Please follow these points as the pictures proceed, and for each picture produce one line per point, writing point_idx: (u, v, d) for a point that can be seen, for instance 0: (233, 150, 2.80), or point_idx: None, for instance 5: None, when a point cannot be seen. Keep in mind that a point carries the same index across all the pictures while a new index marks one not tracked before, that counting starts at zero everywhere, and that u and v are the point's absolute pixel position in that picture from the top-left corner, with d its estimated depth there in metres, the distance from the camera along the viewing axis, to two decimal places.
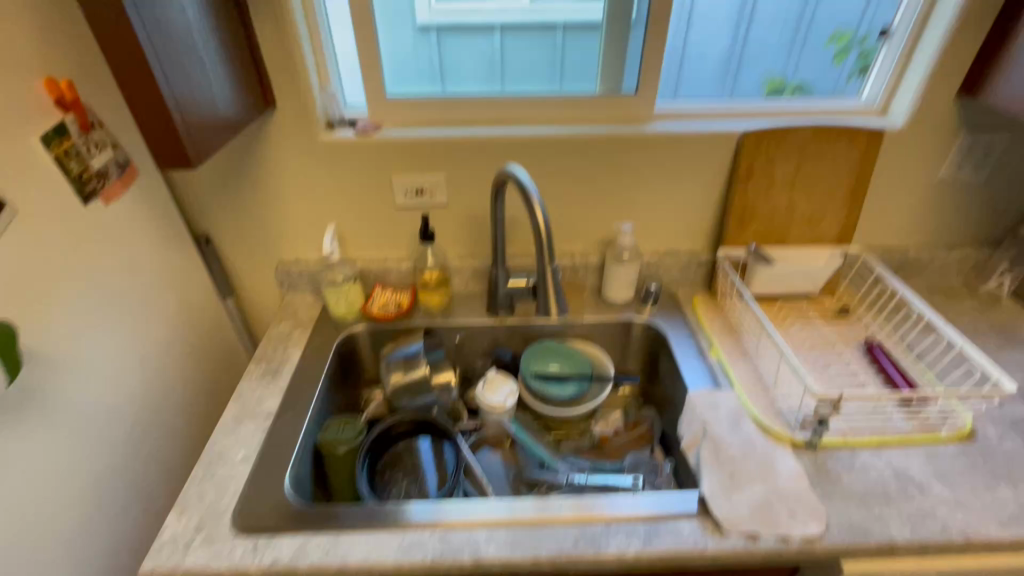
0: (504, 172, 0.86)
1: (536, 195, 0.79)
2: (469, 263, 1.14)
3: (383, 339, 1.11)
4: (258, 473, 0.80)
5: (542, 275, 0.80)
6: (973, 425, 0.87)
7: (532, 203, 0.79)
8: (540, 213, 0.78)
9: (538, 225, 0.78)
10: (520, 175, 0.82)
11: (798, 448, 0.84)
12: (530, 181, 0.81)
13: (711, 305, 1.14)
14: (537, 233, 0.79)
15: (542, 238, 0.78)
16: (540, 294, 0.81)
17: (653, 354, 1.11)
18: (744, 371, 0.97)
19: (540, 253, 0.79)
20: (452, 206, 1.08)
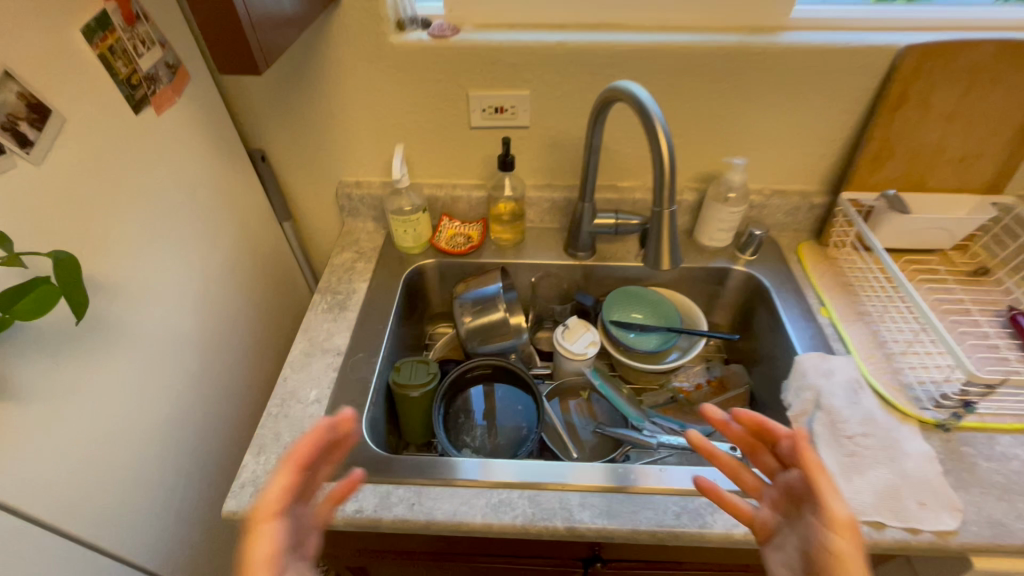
0: (617, 91, 0.71)
1: (660, 122, 0.65)
2: (547, 196, 1.02)
3: (451, 275, 1.03)
4: (331, 417, 0.75)
5: (654, 221, 0.68)
6: None
7: (653, 133, 0.65)
8: (665, 144, 0.64)
9: (659, 160, 0.65)
10: (639, 95, 0.67)
11: (927, 427, 0.75)
12: (652, 103, 0.66)
13: (819, 257, 1.00)
14: (657, 169, 0.65)
15: (664, 176, 0.65)
16: (649, 243, 0.70)
17: (748, 307, 1.00)
18: (862, 336, 0.86)
19: (658, 194, 0.66)
20: (535, 128, 0.94)
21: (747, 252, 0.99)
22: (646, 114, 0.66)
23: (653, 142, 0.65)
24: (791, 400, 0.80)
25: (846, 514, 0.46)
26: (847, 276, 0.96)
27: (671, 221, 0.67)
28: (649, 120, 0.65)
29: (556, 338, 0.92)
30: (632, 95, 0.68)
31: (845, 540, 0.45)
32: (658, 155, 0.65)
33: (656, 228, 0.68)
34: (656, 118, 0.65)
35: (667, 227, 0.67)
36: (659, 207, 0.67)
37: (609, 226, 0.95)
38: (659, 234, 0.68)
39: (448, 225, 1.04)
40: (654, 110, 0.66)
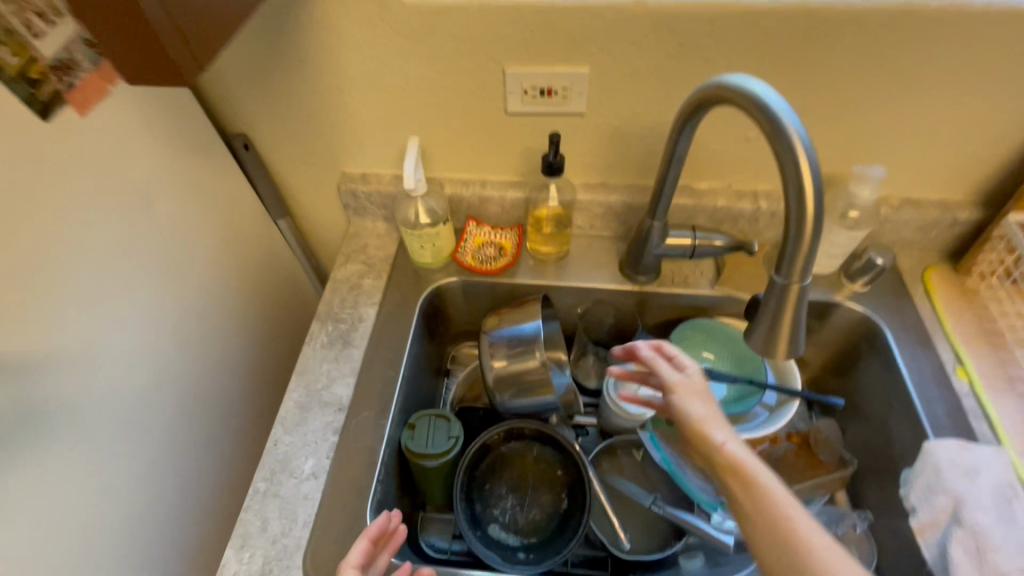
0: (722, 88, 0.48)
1: (808, 156, 0.42)
2: (601, 200, 0.80)
3: (479, 296, 0.84)
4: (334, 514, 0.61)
5: (774, 295, 0.47)
6: None
7: (794, 173, 0.42)
8: (811, 194, 0.42)
9: (799, 214, 0.43)
10: (775, 103, 0.43)
11: None
12: (796, 119, 0.42)
13: (955, 291, 0.78)
14: (792, 227, 0.44)
15: (806, 240, 0.43)
16: (759, 318, 0.49)
17: (853, 350, 0.80)
18: (1015, 414, 0.66)
19: (787, 261, 0.45)
20: (592, 116, 0.71)
21: (857, 283, 0.77)
22: (785, 140, 0.42)
23: (791, 188, 0.43)
24: (917, 503, 0.62)
25: (679, 375, 0.55)
26: (996, 322, 0.73)
27: (800, 296, 0.46)
28: (790, 149, 0.42)
29: (608, 394, 0.75)
30: (761, 102, 0.44)
31: (682, 395, 0.54)
32: (799, 208, 0.43)
33: (776, 303, 0.47)
34: (802, 150, 0.42)
35: (795, 305, 0.46)
36: (787, 279, 0.46)
37: (684, 248, 0.73)
38: (780, 312, 0.47)
39: (476, 231, 0.83)
40: (799, 133, 0.42)
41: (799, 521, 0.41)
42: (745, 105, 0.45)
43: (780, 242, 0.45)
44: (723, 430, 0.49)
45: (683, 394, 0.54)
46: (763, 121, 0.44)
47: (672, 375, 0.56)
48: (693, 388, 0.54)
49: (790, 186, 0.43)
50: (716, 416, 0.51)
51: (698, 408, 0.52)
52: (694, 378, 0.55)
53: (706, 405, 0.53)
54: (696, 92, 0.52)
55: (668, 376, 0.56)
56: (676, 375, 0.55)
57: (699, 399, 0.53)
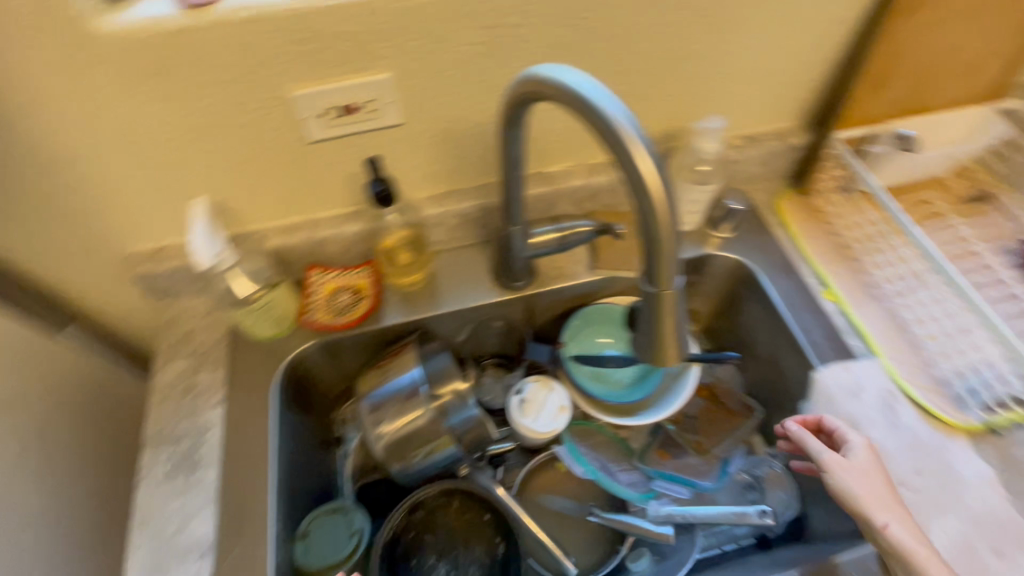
0: (535, 83, 0.41)
1: (646, 153, 0.36)
2: (453, 210, 0.71)
3: (347, 351, 0.72)
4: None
5: (650, 305, 0.42)
6: None
7: (636, 174, 0.36)
8: (659, 195, 0.37)
9: (652, 219, 0.37)
10: (599, 98, 0.37)
11: (976, 435, 0.62)
12: (624, 113, 0.36)
13: (804, 212, 0.80)
14: (649, 233, 0.38)
15: (666, 245, 0.38)
16: (641, 329, 0.45)
17: (733, 294, 0.81)
18: (878, 320, 0.69)
19: (653, 268, 0.40)
20: (413, 124, 0.60)
21: (722, 229, 0.78)
22: (618, 140, 0.36)
23: (636, 189, 0.37)
24: None
25: (864, 455, 0.55)
26: (846, 235, 0.76)
27: (675, 301, 0.42)
28: (626, 149, 0.36)
29: (514, 416, 0.68)
30: (583, 97, 0.37)
31: (841, 474, 0.53)
32: (651, 212, 0.37)
33: (654, 313, 0.43)
34: (638, 148, 0.36)
35: (673, 311, 0.42)
36: (657, 287, 0.41)
37: (551, 245, 0.67)
38: (660, 322, 0.43)
39: (322, 279, 0.70)
40: (631, 129, 0.36)
41: (928, 557, 0.48)
42: (567, 102, 0.38)
43: (641, 250, 0.40)
44: (892, 500, 0.51)
45: (840, 473, 0.53)
46: (590, 120, 0.37)
47: (862, 461, 0.54)
48: (860, 467, 0.54)
49: (635, 189, 0.37)
50: (882, 494, 0.52)
51: (865, 479, 0.53)
52: (858, 457, 0.55)
53: (879, 481, 0.53)
54: (512, 89, 0.44)
55: (844, 460, 0.54)
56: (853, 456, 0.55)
57: (874, 477, 0.53)
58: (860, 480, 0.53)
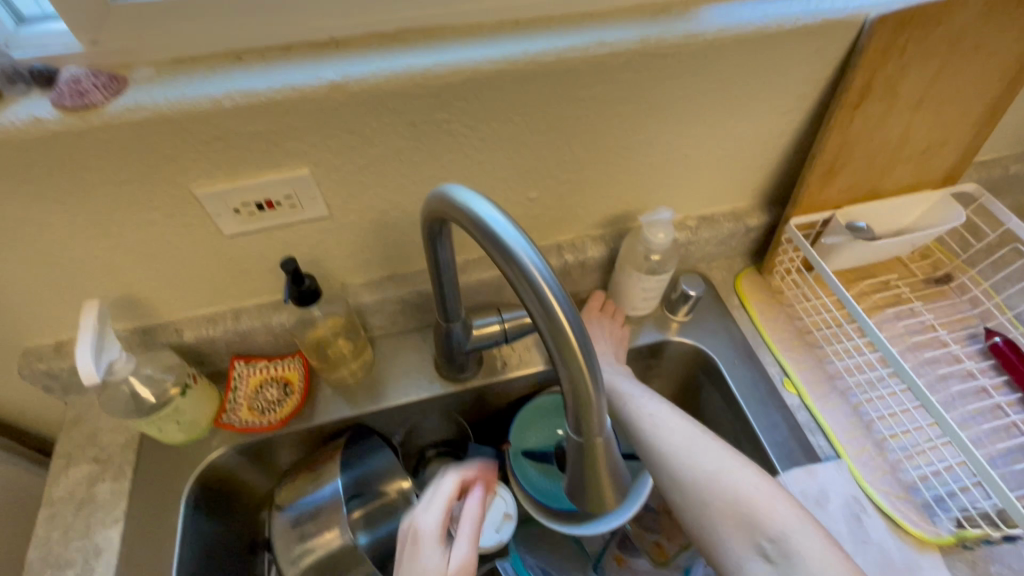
0: (444, 211, 0.39)
1: (560, 301, 0.34)
2: (391, 297, 0.66)
3: (276, 450, 0.66)
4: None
5: (579, 454, 0.38)
6: None
7: (547, 317, 0.34)
8: (576, 343, 0.34)
9: (569, 363, 0.34)
10: (511, 237, 0.34)
11: (948, 548, 0.57)
12: (537, 256, 0.34)
13: (763, 294, 0.77)
14: (569, 383, 0.35)
15: (587, 392, 0.35)
16: (573, 476, 0.40)
17: (693, 379, 0.77)
18: (842, 417, 0.66)
19: (576, 418, 0.36)
20: (343, 215, 0.56)
21: (680, 313, 0.74)
22: (530, 285, 0.34)
23: (548, 330, 0.34)
24: None
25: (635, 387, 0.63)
26: (804, 318, 0.74)
27: (607, 448, 0.38)
28: (539, 295, 0.34)
29: None
30: (492, 234, 0.35)
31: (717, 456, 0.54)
32: (566, 355, 0.34)
33: (585, 462, 0.38)
34: (548, 289, 0.33)
35: (606, 457, 0.38)
36: (584, 436, 0.36)
37: (494, 337, 0.62)
38: (595, 470, 0.38)
39: (247, 371, 0.65)
40: (543, 273, 0.34)
41: (822, 559, 0.46)
42: (480, 239, 0.36)
43: (563, 397, 0.36)
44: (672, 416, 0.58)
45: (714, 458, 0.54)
46: (501, 261, 0.35)
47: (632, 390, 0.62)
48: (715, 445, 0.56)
49: (547, 331, 0.35)
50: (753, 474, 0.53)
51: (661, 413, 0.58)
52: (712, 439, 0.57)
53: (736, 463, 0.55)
54: (427, 211, 0.41)
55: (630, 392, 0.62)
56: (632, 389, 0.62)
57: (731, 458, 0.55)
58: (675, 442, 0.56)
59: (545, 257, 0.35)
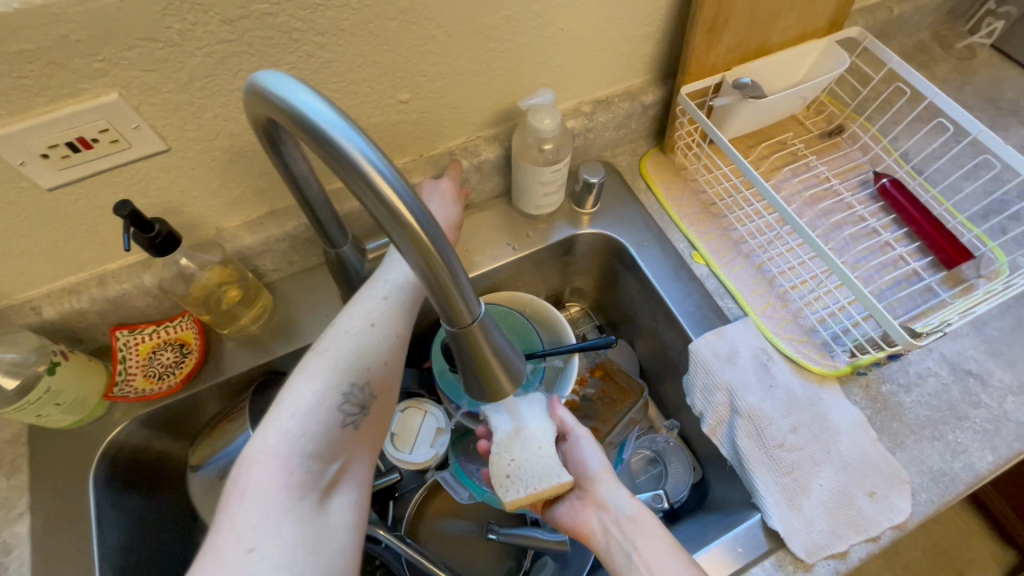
0: (262, 101, 0.33)
1: (398, 191, 0.30)
2: (276, 235, 0.61)
3: (188, 415, 0.62)
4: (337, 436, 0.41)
5: (460, 343, 0.37)
6: (1002, 251, 0.67)
7: (391, 215, 0.30)
8: (425, 235, 0.31)
9: (424, 259, 0.32)
10: (331, 126, 0.29)
11: (845, 378, 0.62)
12: (365, 143, 0.29)
13: (668, 173, 0.77)
14: (429, 277, 0.33)
15: (449, 286, 0.33)
16: (465, 368, 0.40)
17: (610, 269, 0.77)
18: (748, 278, 0.68)
19: (446, 309, 0.34)
20: (186, 147, 0.50)
21: (587, 204, 0.73)
22: (360, 178, 0.29)
23: (394, 230, 0.31)
24: (702, 408, 0.62)
25: (600, 459, 0.56)
26: (708, 191, 0.74)
27: (489, 334, 0.37)
28: (373, 188, 0.29)
29: (387, 452, 0.62)
30: (311, 123, 0.30)
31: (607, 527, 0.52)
32: (419, 252, 0.31)
33: (470, 350, 0.37)
34: (384, 182, 0.29)
35: (489, 343, 0.37)
36: (457, 326, 0.36)
37: None
38: (481, 357, 0.38)
39: (133, 339, 0.59)
40: (374, 161, 0.30)
41: None
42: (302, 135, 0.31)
43: (428, 289, 0.34)
44: (631, 502, 0.53)
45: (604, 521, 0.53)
46: (326, 157, 0.30)
47: (595, 462, 0.56)
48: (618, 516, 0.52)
49: (395, 231, 0.31)
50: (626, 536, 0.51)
51: (617, 500, 0.53)
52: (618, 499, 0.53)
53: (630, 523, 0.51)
54: (250, 108, 0.35)
55: (588, 468, 0.56)
56: (594, 458, 0.56)
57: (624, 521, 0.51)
58: (629, 526, 0.51)
59: (376, 143, 0.30)
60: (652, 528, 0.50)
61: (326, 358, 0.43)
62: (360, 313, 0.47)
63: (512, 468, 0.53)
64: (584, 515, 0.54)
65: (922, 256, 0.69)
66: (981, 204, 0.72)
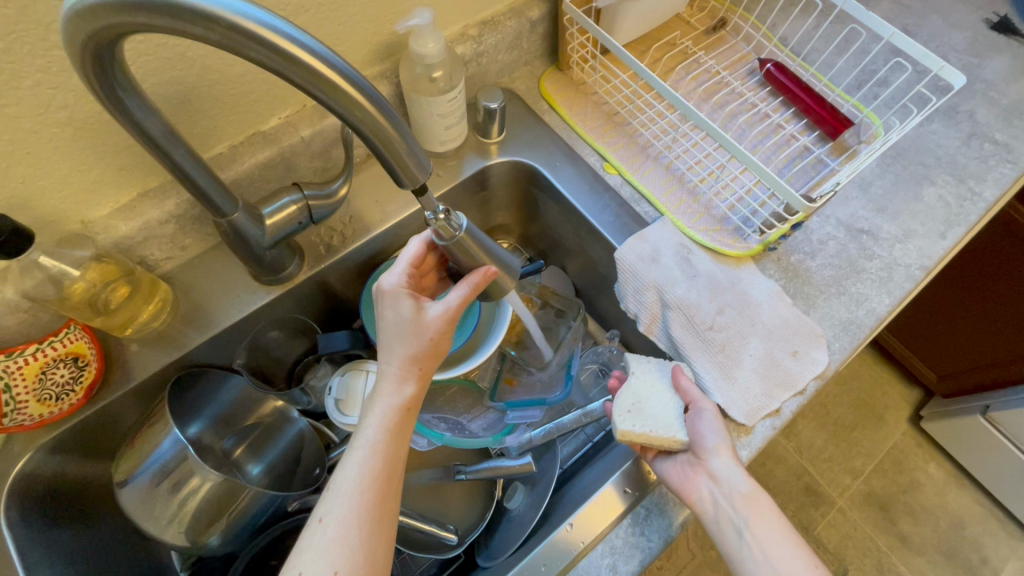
0: (93, 21, 0.30)
1: (307, 46, 0.32)
2: (157, 217, 0.55)
3: (103, 430, 0.57)
4: (399, 443, 0.45)
5: (454, 250, 0.49)
6: (876, 115, 0.73)
7: (306, 72, 0.32)
8: (345, 82, 0.33)
9: (350, 107, 0.34)
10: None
11: (759, 256, 0.66)
12: (242, 5, 0.30)
13: (568, 89, 0.75)
14: (370, 132, 0.36)
15: (383, 125, 0.36)
16: (456, 257, 0.50)
17: (528, 197, 0.76)
18: (659, 179, 0.69)
19: (397, 164, 0.39)
20: (10, 127, 0.42)
21: (492, 134, 0.71)
22: (265, 47, 0.31)
23: (313, 87, 0.33)
24: (636, 310, 0.64)
25: (720, 436, 0.52)
26: (609, 101, 0.74)
27: (474, 237, 0.49)
28: (283, 54, 0.31)
29: (335, 417, 0.62)
30: (176, 5, 0.29)
31: (721, 498, 0.50)
32: (344, 101, 0.34)
33: (465, 252, 0.50)
34: (281, 38, 0.31)
35: (476, 244, 0.50)
36: (449, 239, 0.48)
37: (297, 221, 0.55)
38: (470, 258, 0.50)
39: (13, 363, 0.49)
40: (270, 24, 0.31)
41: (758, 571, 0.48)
42: (174, 24, 0.30)
43: (368, 142, 0.37)
44: (746, 481, 0.51)
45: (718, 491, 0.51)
46: (218, 38, 0.31)
47: (712, 437, 0.52)
48: (735, 493, 0.50)
49: (314, 87, 0.33)
50: (747, 507, 0.50)
51: (732, 476, 0.50)
52: (738, 480, 0.50)
53: (752, 503, 0.50)
54: (79, 35, 0.31)
55: (704, 440, 0.52)
56: (715, 432, 0.52)
57: (746, 500, 0.50)
58: (742, 503, 0.50)
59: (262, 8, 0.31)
60: (763, 507, 0.51)
61: (388, 375, 0.47)
62: (398, 328, 0.48)
63: (634, 407, 0.55)
64: (692, 482, 0.52)
65: (810, 132, 0.73)
66: (853, 75, 0.76)
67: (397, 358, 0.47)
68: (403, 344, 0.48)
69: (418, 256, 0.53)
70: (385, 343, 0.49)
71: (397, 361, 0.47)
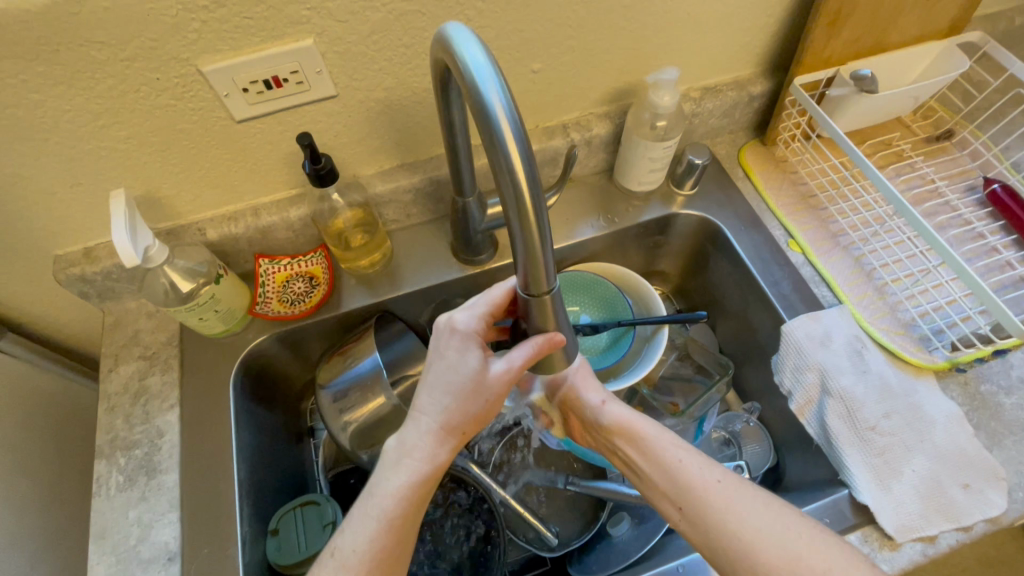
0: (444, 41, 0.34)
1: (528, 178, 0.33)
2: (404, 186, 0.67)
3: (307, 338, 0.70)
4: (414, 506, 0.46)
5: (533, 309, 0.42)
6: None
7: (513, 192, 0.34)
8: (533, 219, 0.35)
9: (526, 234, 0.35)
10: (492, 91, 0.32)
11: (942, 374, 0.62)
12: (512, 111, 0.32)
13: (768, 164, 0.78)
14: (518, 224, 0.35)
15: (538, 256, 0.36)
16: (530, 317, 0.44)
17: (700, 251, 0.80)
18: (846, 269, 0.69)
19: (530, 261, 0.37)
20: (350, 95, 0.56)
21: (686, 186, 0.76)
22: (501, 151, 0.32)
23: (511, 206, 0.34)
24: (791, 387, 0.64)
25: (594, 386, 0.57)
26: (808, 183, 0.75)
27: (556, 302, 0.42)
28: (510, 163, 0.32)
29: None
30: (472, 81, 0.32)
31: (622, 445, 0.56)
32: (524, 231, 0.35)
33: (543, 317, 0.43)
34: (515, 159, 0.32)
35: (552, 315, 0.43)
36: (538, 293, 0.40)
37: None
38: (545, 326, 0.44)
39: (273, 268, 0.66)
40: (522, 144, 0.32)
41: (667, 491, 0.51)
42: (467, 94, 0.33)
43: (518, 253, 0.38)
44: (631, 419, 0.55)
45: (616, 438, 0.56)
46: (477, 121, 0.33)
47: (590, 391, 0.57)
48: (625, 435, 0.55)
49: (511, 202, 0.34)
50: (644, 446, 0.54)
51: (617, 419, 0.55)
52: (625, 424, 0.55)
53: (649, 439, 0.54)
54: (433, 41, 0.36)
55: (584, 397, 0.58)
56: (588, 386, 0.57)
57: (642, 439, 0.54)
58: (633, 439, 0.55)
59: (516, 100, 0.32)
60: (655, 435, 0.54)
61: (423, 431, 0.47)
62: (459, 377, 0.48)
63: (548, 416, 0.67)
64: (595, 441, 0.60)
65: None
66: None
67: (439, 417, 0.47)
68: (450, 400, 0.47)
69: (503, 298, 0.50)
70: (430, 394, 0.48)
71: (440, 411, 0.47)
